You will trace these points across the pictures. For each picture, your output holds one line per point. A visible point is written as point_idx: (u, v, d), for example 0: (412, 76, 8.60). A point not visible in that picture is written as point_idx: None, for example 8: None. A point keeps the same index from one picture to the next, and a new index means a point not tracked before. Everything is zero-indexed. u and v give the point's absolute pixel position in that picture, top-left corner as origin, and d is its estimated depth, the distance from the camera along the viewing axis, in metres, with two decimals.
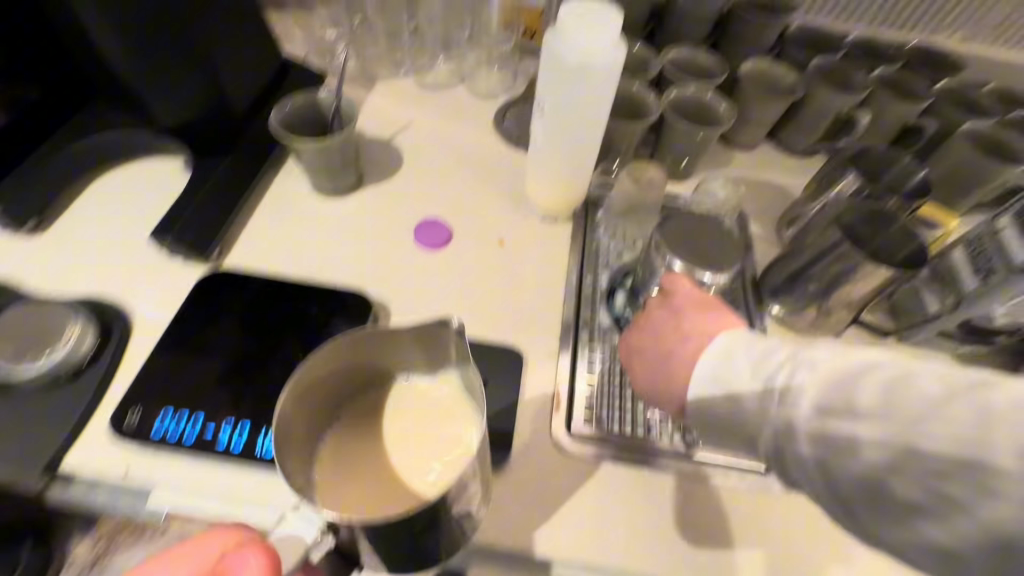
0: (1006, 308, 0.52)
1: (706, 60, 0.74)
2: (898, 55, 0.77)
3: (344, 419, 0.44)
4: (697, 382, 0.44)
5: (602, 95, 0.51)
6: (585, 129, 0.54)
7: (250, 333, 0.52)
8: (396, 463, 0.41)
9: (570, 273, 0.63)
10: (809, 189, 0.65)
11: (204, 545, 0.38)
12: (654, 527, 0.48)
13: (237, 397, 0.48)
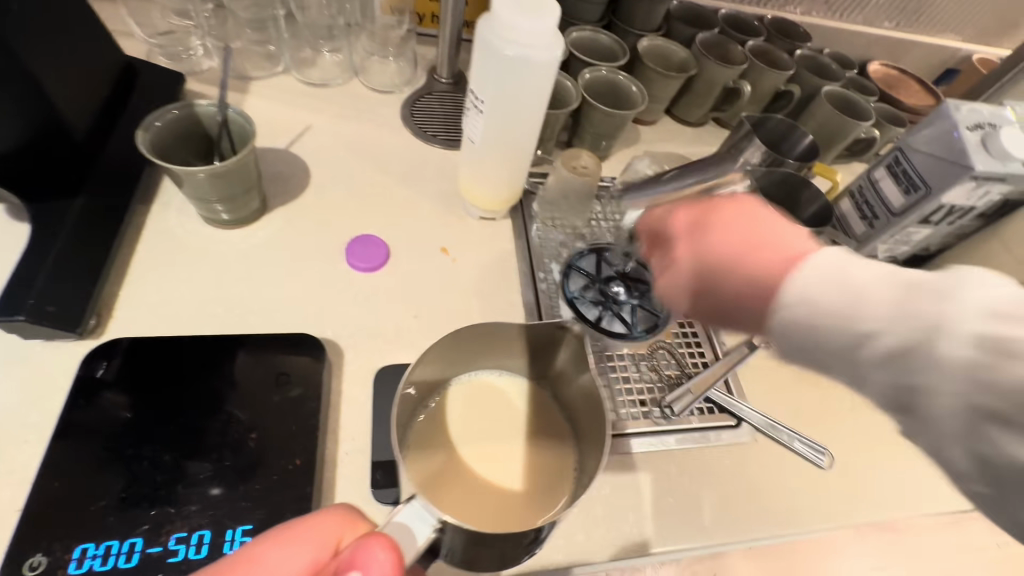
0: (886, 247, 0.61)
1: (607, 40, 0.75)
2: (761, 28, 0.86)
3: (438, 423, 0.46)
4: (787, 288, 0.34)
5: (539, 90, 0.49)
6: (523, 125, 0.52)
7: (175, 412, 0.42)
8: (491, 464, 0.45)
9: (522, 270, 0.61)
10: (718, 159, 0.70)
11: (309, 532, 0.31)
12: (654, 503, 0.50)
13: (179, 495, 0.39)
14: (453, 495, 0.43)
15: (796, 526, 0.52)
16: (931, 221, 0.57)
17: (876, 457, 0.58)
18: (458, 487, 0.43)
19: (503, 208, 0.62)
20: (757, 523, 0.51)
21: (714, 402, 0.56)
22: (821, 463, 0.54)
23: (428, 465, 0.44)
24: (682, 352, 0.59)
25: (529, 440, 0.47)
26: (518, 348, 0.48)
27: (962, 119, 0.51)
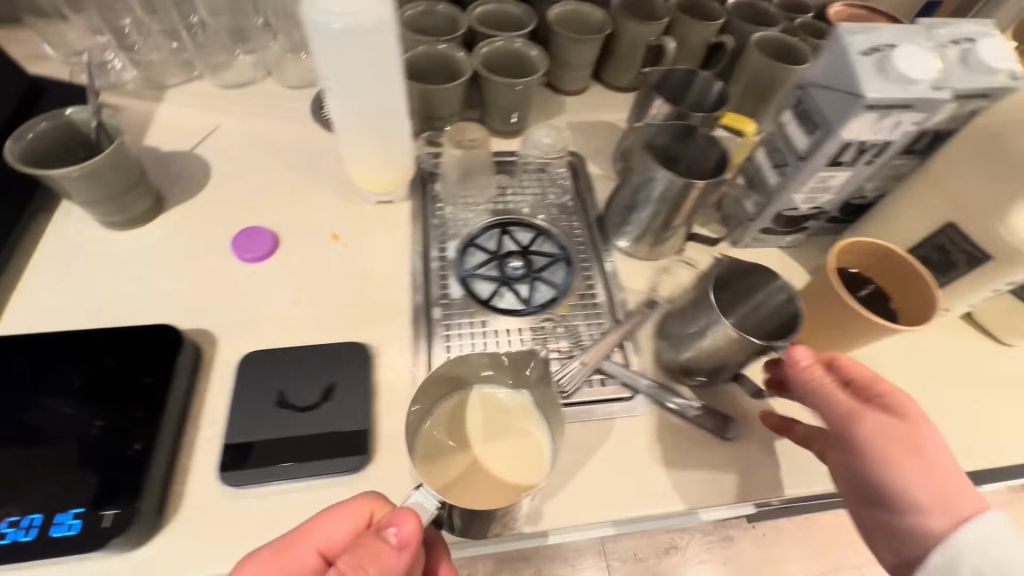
0: (805, 196, 0.55)
1: (515, 9, 0.72)
2: None
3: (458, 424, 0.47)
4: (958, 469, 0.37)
5: (384, 54, 0.47)
6: (382, 93, 0.51)
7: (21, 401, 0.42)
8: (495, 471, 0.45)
9: (414, 250, 0.60)
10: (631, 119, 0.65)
11: (334, 517, 0.37)
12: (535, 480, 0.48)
13: (16, 482, 0.39)
14: (466, 496, 0.43)
15: (695, 501, 0.48)
16: (843, 163, 0.51)
17: (799, 426, 0.53)
18: (470, 493, 0.43)
19: (394, 189, 0.61)
20: (647, 499, 0.47)
21: (608, 373, 0.53)
22: (723, 434, 0.51)
23: (444, 470, 0.44)
24: (580, 323, 0.56)
25: (524, 454, 0.46)
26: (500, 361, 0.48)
27: (857, 43, 0.46)
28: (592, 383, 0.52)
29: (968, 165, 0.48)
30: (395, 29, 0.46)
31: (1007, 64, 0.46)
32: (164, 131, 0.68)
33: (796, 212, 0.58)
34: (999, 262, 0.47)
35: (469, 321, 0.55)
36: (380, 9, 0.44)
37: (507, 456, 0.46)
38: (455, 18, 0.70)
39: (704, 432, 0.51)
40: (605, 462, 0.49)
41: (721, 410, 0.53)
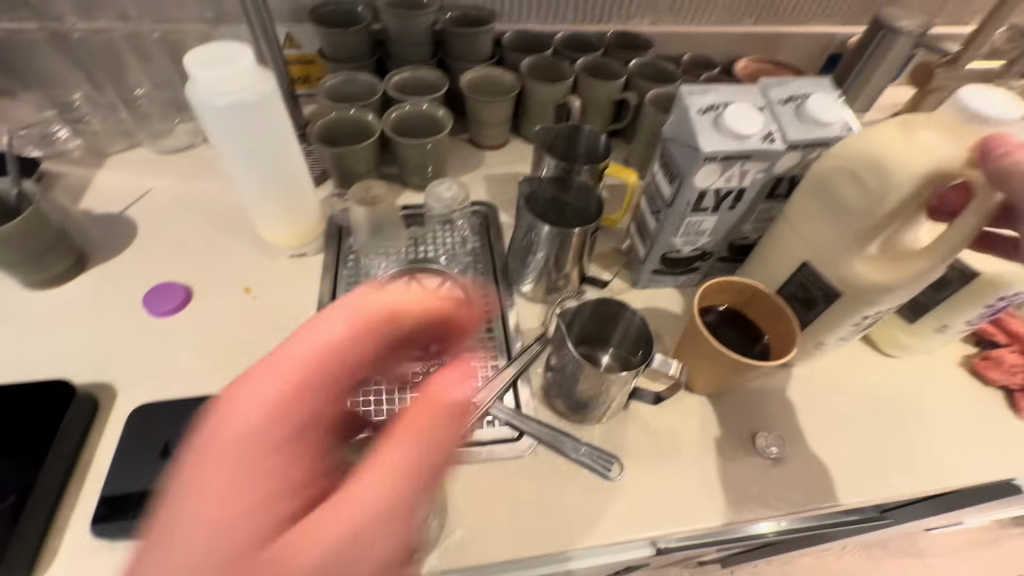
0: (682, 239, 0.59)
1: (430, 75, 0.79)
2: (599, 44, 0.88)
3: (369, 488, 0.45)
4: None
5: (273, 119, 0.52)
6: (278, 154, 0.55)
7: None
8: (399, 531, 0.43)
9: (322, 300, 0.63)
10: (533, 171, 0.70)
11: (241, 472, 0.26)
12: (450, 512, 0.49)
13: None
14: None
15: (575, 542, 0.48)
16: (708, 208, 0.55)
17: (687, 460, 0.54)
18: None
19: (306, 242, 0.65)
20: (527, 541, 0.48)
21: (497, 416, 0.54)
22: (608, 473, 0.52)
23: None
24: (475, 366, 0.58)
25: None
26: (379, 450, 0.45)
27: (695, 103, 0.51)
28: (480, 426, 0.53)
29: (807, 206, 0.51)
30: (279, 96, 0.51)
31: (834, 115, 0.50)
32: (99, 195, 0.72)
33: (681, 253, 0.61)
34: (847, 295, 0.50)
35: None
36: (258, 84, 0.49)
37: None
38: (371, 86, 0.76)
39: (590, 472, 0.52)
40: (491, 504, 0.50)
41: (609, 449, 0.54)
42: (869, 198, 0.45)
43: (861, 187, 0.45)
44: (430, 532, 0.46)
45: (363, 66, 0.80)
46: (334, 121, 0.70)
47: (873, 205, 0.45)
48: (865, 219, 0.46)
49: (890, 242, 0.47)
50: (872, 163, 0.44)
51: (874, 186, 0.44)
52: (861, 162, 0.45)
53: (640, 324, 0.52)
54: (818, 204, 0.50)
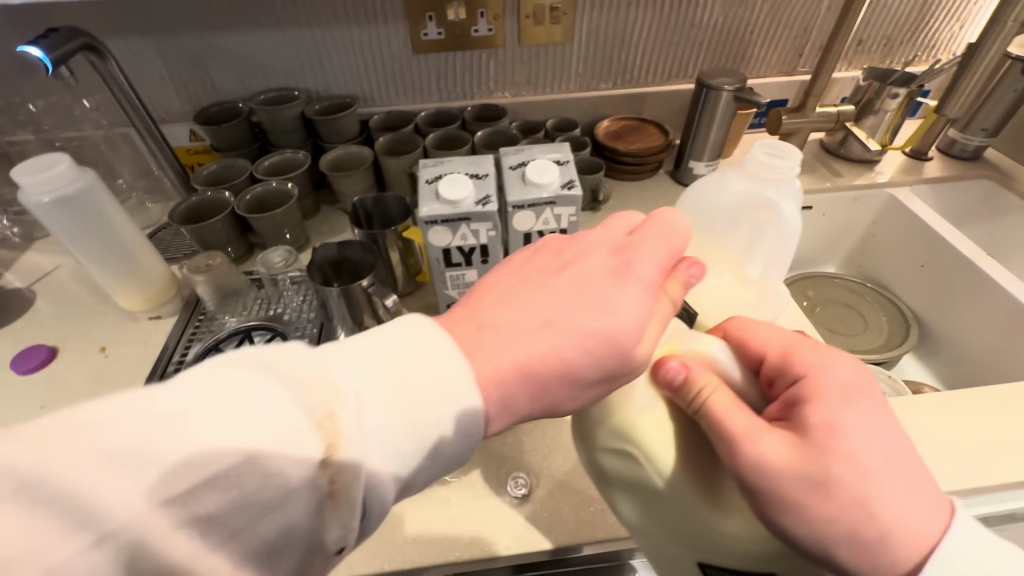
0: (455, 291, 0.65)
1: (296, 156, 0.91)
2: (458, 116, 0.99)
3: None
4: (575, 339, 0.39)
5: (96, 207, 0.64)
6: (110, 233, 0.67)
7: None
8: None
9: (161, 356, 0.72)
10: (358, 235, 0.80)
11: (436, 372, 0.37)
12: None
13: None
14: None
15: None
16: (462, 263, 0.61)
17: (437, 501, 0.57)
18: None
19: (157, 303, 0.76)
20: None
21: None
22: None
23: None
24: None
25: None
26: None
27: (426, 174, 0.59)
28: None
29: (631, 493, 0.43)
30: (99, 187, 0.64)
31: (546, 178, 0.57)
32: (17, 272, 0.87)
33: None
34: (759, 541, 0.40)
35: None
36: (76, 179, 0.62)
37: None
38: (244, 169, 0.89)
39: None
40: None
41: None
42: (635, 449, 0.41)
43: (629, 455, 0.41)
44: None
45: (246, 152, 0.94)
46: (199, 201, 0.83)
47: (655, 440, 0.41)
48: (656, 463, 0.40)
49: (693, 448, 0.41)
50: (615, 425, 0.42)
51: (631, 444, 0.41)
52: (601, 413, 0.43)
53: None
54: (626, 484, 0.43)
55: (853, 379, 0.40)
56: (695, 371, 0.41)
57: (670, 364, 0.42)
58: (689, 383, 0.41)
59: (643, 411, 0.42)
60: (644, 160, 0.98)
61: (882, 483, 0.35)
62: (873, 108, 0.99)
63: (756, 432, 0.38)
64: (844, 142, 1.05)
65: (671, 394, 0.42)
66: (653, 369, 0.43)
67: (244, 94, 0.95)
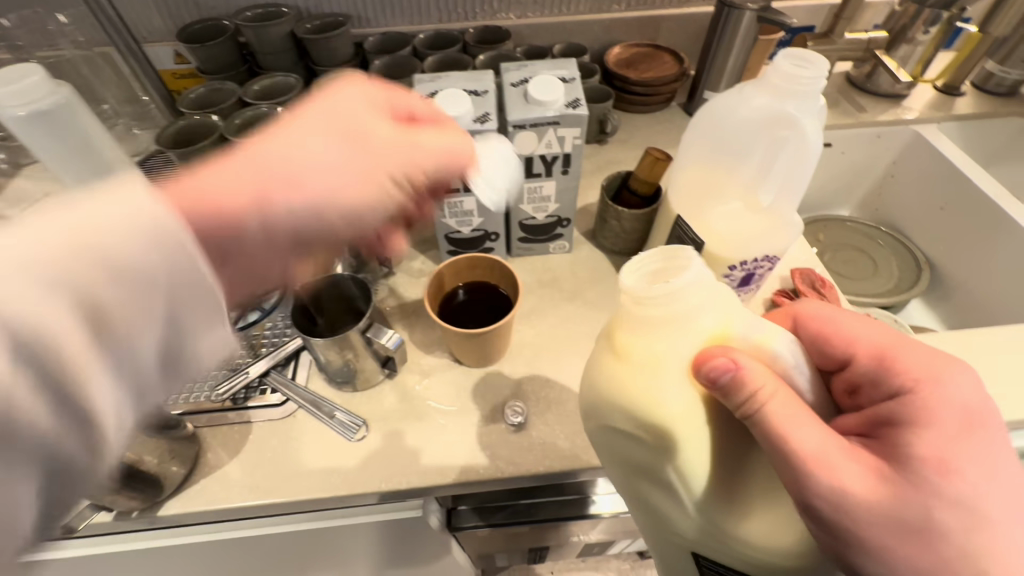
0: (454, 221, 0.63)
1: (288, 80, 0.86)
2: (458, 39, 0.92)
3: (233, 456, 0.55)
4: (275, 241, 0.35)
5: (77, 126, 0.62)
6: (95, 155, 0.65)
7: None
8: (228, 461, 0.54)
9: None
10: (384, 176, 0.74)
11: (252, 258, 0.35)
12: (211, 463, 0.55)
13: None
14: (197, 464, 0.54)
15: (306, 492, 0.53)
16: (459, 189, 0.59)
17: (435, 427, 0.57)
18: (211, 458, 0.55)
19: None
20: (259, 490, 0.53)
21: (272, 384, 0.60)
22: (350, 434, 0.56)
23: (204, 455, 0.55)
24: (265, 339, 0.62)
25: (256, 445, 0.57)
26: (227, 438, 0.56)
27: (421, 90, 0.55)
28: (255, 392, 0.59)
29: (646, 479, 0.41)
30: (75, 102, 0.61)
31: (551, 94, 0.53)
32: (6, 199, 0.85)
33: (536, 220, 0.66)
34: (788, 548, 0.40)
35: None
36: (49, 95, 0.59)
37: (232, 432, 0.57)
38: (232, 92, 0.84)
39: (337, 433, 0.57)
40: (245, 461, 0.55)
41: (361, 415, 0.58)
42: (655, 442, 0.38)
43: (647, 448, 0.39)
44: (178, 473, 0.53)
45: (234, 76, 0.89)
46: (186, 126, 0.80)
47: (685, 445, 0.38)
48: (681, 466, 0.38)
49: (741, 455, 0.39)
50: (643, 419, 0.38)
51: (653, 443, 0.38)
52: (626, 402, 0.38)
53: (357, 283, 0.57)
54: (632, 467, 0.41)
55: (974, 400, 0.38)
56: (748, 369, 0.36)
57: (718, 362, 0.36)
58: (740, 384, 0.36)
59: (686, 415, 0.37)
60: (657, 91, 0.93)
61: (996, 531, 0.35)
62: (907, 36, 0.92)
63: (835, 460, 0.37)
64: (871, 75, 0.98)
65: (712, 392, 0.37)
66: (696, 363, 0.37)
67: (229, 11, 0.89)
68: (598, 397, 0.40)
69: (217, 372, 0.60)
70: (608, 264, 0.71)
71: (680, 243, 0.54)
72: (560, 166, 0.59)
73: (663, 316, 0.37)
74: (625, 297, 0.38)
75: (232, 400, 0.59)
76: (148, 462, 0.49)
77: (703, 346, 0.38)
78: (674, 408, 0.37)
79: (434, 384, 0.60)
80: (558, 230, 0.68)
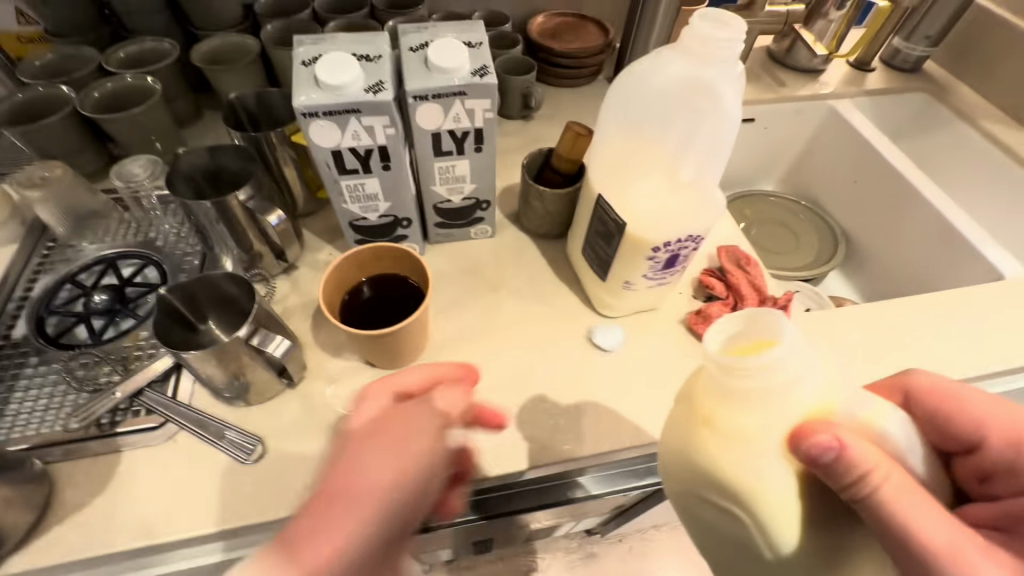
0: (357, 207, 0.56)
1: (160, 45, 0.74)
2: (365, 3, 0.83)
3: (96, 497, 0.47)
4: None
5: None
6: None
7: None
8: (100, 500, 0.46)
9: (1, 291, 0.60)
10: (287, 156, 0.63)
11: None
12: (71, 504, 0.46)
13: None
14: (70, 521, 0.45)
15: (191, 526, 0.46)
16: (359, 170, 0.52)
17: (343, 439, 0.51)
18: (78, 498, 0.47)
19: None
20: (129, 531, 0.45)
21: (148, 404, 0.51)
22: (244, 455, 0.49)
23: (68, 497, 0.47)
24: (140, 353, 0.54)
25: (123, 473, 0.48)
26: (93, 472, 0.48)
27: (302, 54, 0.46)
28: (127, 415, 0.50)
29: (729, 547, 0.40)
30: None
31: (455, 61, 0.47)
32: None
33: (453, 203, 0.60)
34: None
35: (21, 362, 0.54)
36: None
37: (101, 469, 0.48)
38: (89, 59, 0.71)
39: (228, 456, 0.49)
40: (111, 499, 0.47)
41: (257, 432, 0.51)
42: (744, 515, 0.37)
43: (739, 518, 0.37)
44: (25, 521, 0.44)
45: (93, 40, 0.75)
46: (28, 100, 0.66)
47: (779, 519, 0.36)
48: (773, 535, 0.36)
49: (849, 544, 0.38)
50: (737, 491, 0.36)
51: (747, 514, 0.37)
52: (714, 470, 0.37)
53: (234, 279, 0.49)
54: (720, 532, 0.40)
55: None
56: (852, 447, 0.34)
57: (819, 437, 0.34)
58: (845, 461, 0.34)
59: (778, 490, 0.36)
60: (581, 63, 0.88)
61: None
62: (822, 11, 0.92)
63: (969, 552, 0.34)
64: (791, 50, 0.98)
65: (813, 469, 0.35)
66: (794, 436, 0.36)
67: None
68: (683, 464, 0.39)
69: (78, 394, 0.52)
70: (533, 248, 0.67)
71: (602, 223, 0.50)
72: (473, 143, 0.53)
73: (759, 388, 0.36)
74: (710, 366, 0.38)
75: (96, 426, 0.50)
76: None
77: (806, 416, 0.36)
78: (772, 481, 0.36)
79: (343, 390, 0.54)
80: (477, 213, 0.63)
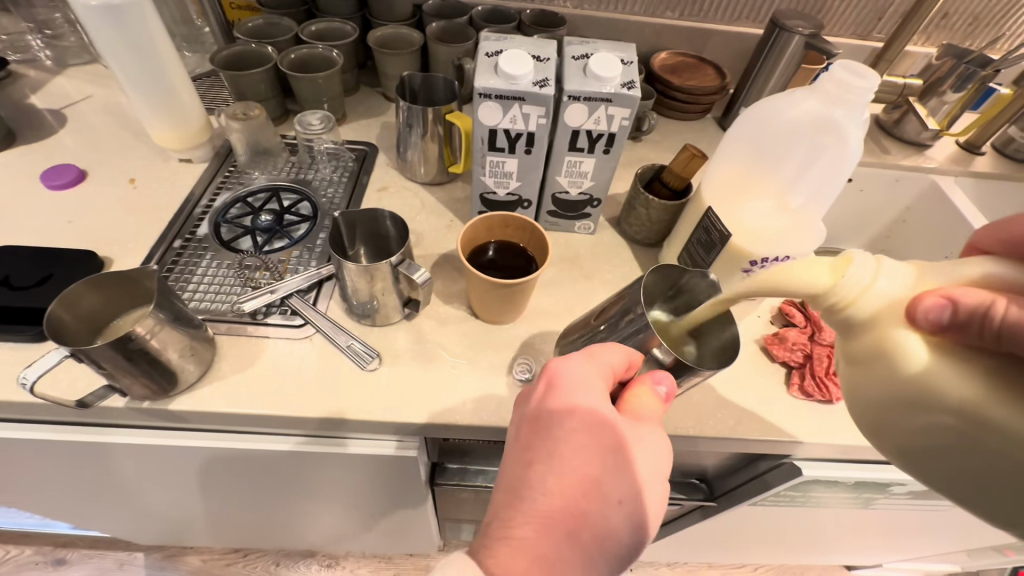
0: (491, 180, 0.65)
1: (345, 26, 0.87)
2: (515, 16, 0.94)
3: (244, 371, 0.57)
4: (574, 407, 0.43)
5: (137, 22, 0.63)
6: (146, 55, 0.66)
7: None
8: (246, 374, 0.56)
9: (191, 197, 0.73)
10: (430, 137, 0.73)
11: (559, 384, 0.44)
12: (225, 371, 0.56)
13: None
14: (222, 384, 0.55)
15: (311, 409, 0.55)
16: (504, 149, 0.61)
17: (442, 372, 0.58)
18: (224, 366, 0.57)
19: (187, 144, 0.75)
20: (263, 401, 0.55)
21: (294, 308, 0.61)
22: (363, 364, 0.58)
23: (224, 365, 0.57)
24: (292, 266, 0.65)
25: (267, 359, 0.58)
26: (244, 349, 0.58)
27: (487, 47, 0.57)
28: (277, 312, 0.61)
29: (959, 458, 0.37)
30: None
31: (612, 73, 0.55)
32: (44, 94, 0.86)
33: (569, 196, 0.69)
34: None
35: (199, 254, 0.65)
36: None
37: (247, 350, 0.58)
38: (289, 29, 0.86)
39: (350, 361, 0.58)
40: (253, 374, 0.57)
41: (375, 348, 0.60)
42: (942, 409, 0.36)
43: (941, 410, 0.36)
44: (195, 369, 0.54)
45: (292, 13, 0.90)
46: (240, 52, 0.81)
47: (989, 401, 0.34)
48: (967, 408, 0.35)
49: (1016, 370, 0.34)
50: (914, 391, 0.37)
51: (949, 415, 0.36)
52: (875, 384, 0.39)
53: (395, 223, 0.60)
54: (944, 461, 0.37)
55: None
56: (957, 294, 0.34)
57: (923, 302, 0.36)
58: (961, 313, 0.34)
59: (939, 367, 0.36)
60: (697, 99, 0.95)
61: None
62: (938, 90, 0.95)
63: None
64: (901, 121, 1.01)
65: (946, 332, 0.35)
66: (907, 314, 0.37)
67: None
68: (856, 398, 0.41)
69: (241, 287, 0.62)
70: (627, 250, 0.74)
71: (706, 233, 0.56)
72: (603, 145, 0.61)
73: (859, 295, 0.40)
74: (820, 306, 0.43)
75: (251, 315, 0.60)
76: (166, 354, 0.50)
77: (907, 299, 0.38)
78: (923, 360, 0.36)
79: (449, 333, 0.62)
80: (586, 209, 0.71)
